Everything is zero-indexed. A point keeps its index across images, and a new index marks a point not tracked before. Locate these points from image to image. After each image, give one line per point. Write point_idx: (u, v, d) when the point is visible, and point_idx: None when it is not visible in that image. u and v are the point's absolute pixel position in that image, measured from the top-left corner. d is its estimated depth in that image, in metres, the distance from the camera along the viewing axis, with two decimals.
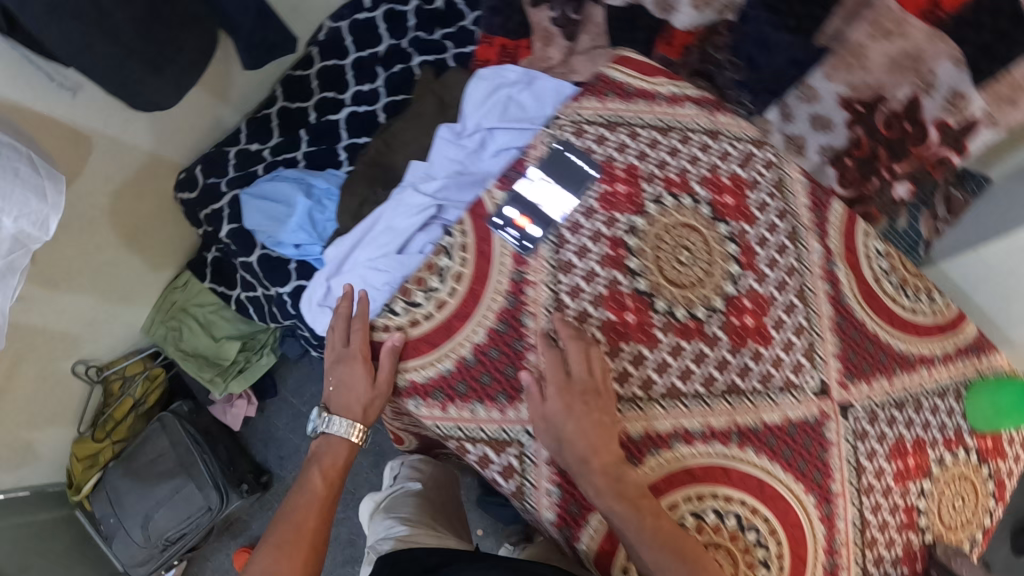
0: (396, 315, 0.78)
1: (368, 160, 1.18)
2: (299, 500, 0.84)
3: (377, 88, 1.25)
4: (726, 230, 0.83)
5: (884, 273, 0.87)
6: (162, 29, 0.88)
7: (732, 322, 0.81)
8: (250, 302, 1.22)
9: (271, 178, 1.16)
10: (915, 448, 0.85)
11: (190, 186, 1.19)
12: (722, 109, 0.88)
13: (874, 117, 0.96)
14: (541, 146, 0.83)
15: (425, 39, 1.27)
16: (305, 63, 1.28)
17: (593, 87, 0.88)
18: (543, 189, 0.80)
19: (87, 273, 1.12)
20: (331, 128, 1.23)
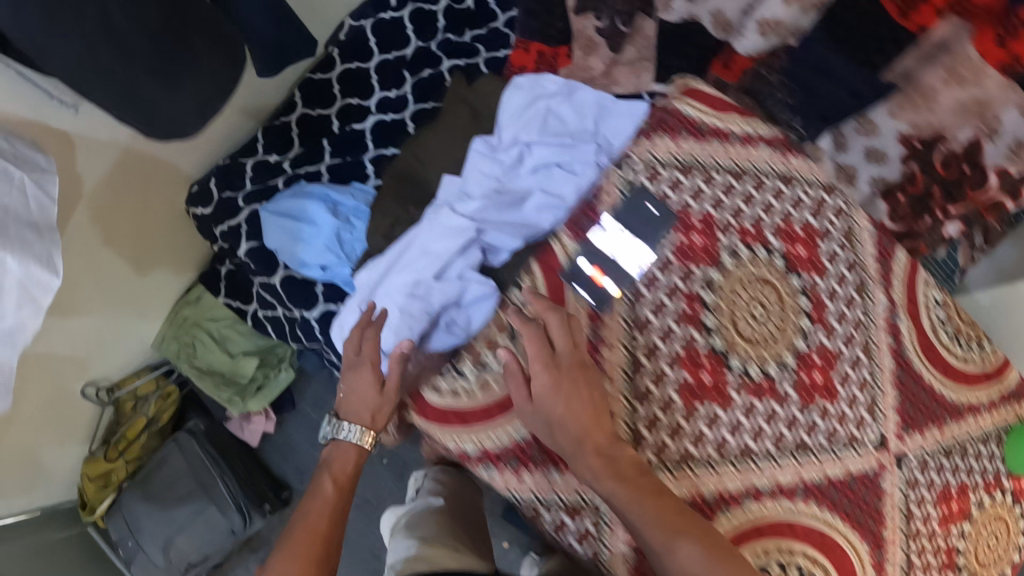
0: (463, 378, 0.73)
1: (398, 174, 1.13)
2: (310, 504, 0.86)
3: (405, 95, 1.20)
4: (799, 283, 0.81)
5: (940, 322, 0.89)
6: (182, 45, 0.76)
7: (803, 380, 0.80)
8: (269, 320, 1.19)
9: (292, 195, 1.10)
10: (958, 493, 0.88)
11: (203, 201, 1.13)
12: (794, 151, 0.85)
13: (931, 155, 0.95)
14: (614, 192, 0.78)
15: (456, 41, 1.24)
16: (325, 65, 1.23)
17: (665, 123, 0.82)
18: (618, 240, 0.75)
19: (97, 293, 1.08)
20: (356, 138, 1.18)
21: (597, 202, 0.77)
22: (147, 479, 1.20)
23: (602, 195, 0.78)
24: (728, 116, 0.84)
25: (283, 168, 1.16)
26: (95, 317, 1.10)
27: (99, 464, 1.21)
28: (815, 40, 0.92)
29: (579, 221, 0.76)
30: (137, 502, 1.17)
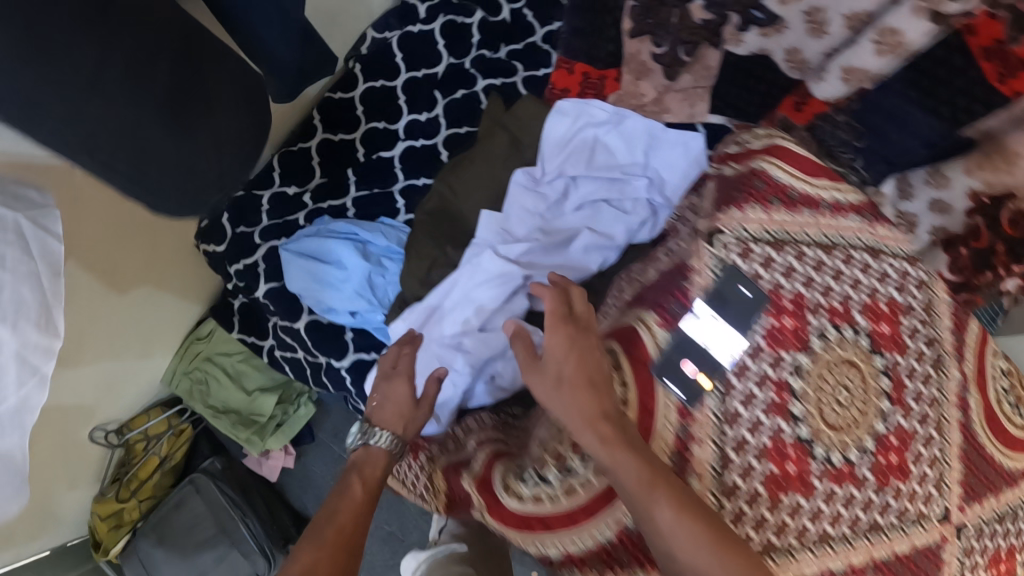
0: (548, 485, 0.68)
1: (431, 209, 1.06)
2: (337, 502, 0.76)
3: (437, 116, 1.14)
4: (882, 363, 0.79)
5: (1004, 392, 0.89)
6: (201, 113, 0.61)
7: (880, 462, 0.79)
8: (289, 359, 1.10)
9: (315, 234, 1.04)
10: (1006, 555, 0.87)
11: (217, 238, 1.06)
12: (882, 220, 0.81)
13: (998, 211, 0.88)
14: (705, 271, 0.72)
15: (491, 57, 1.17)
16: (348, 86, 1.16)
17: (755, 190, 0.77)
18: (712, 329, 0.70)
19: (103, 335, 0.99)
20: (384, 167, 1.12)
21: (688, 284, 0.72)
22: (165, 525, 1.15)
23: (693, 275, 0.73)
24: (827, 182, 0.80)
25: (303, 201, 1.10)
26: (101, 363, 1.02)
27: (110, 505, 1.13)
28: (893, 87, 0.87)
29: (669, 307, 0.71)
30: (155, 549, 1.13)
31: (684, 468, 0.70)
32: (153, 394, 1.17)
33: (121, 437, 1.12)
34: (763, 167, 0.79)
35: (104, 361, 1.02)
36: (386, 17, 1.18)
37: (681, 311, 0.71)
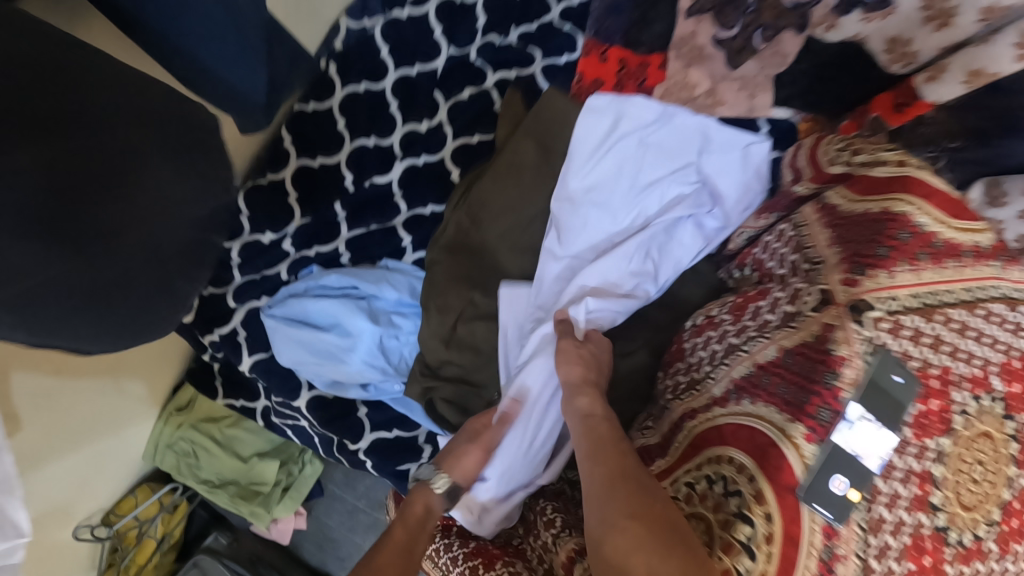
0: None
1: (448, 248, 0.89)
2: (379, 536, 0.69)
3: (442, 121, 0.96)
4: (1013, 427, 0.70)
5: None
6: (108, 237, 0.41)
7: (1004, 530, 0.71)
8: (291, 426, 0.94)
9: (315, 295, 0.86)
10: None
11: None
12: None
13: None
14: (857, 362, 0.61)
15: (501, 43, 0.98)
16: (322, 93, 0.96)
17: (903, 245, 0.64)
18: (868, 437, 0.59)
19: (67, 434, 0.79)
20: (383, 197, 0.94)
21: (837, 381, 0.61)
22: None
23: (843, 367, 0.62)
24: (968, 224, 0.68)
25: (284, 249, 0.92)
26: (79, 455, 0.83)
27: None
28: None
29: (818, 414, 0.60)
30: None
31: None
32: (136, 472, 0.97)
33: (110, 528, 0.92)
34: (907, 211, 0.66)
35: (85, 450, 0.84)
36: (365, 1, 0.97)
37: (831, 419, 0.60)
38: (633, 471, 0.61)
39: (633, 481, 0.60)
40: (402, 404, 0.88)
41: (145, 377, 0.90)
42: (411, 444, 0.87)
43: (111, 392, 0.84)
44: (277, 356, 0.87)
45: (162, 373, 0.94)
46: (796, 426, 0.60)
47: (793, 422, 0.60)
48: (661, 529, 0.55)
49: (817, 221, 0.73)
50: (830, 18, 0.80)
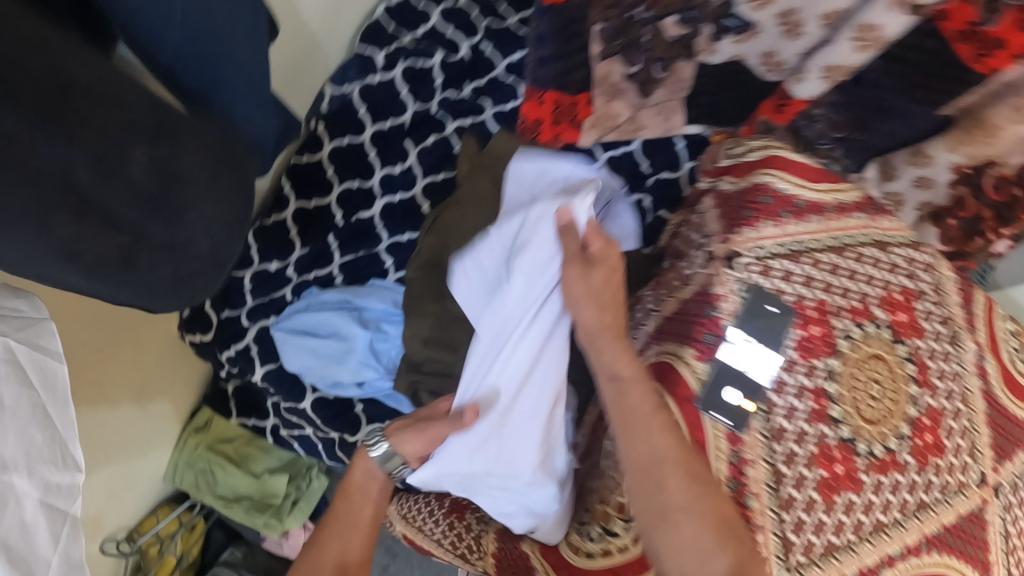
0: (593, 539, 0.72)
1: (428, 267, 0.96)
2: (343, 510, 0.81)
3: (412, 166, 1.08)
4: (905, 350, 0.81)
5: (1014, 351, 0.93)
6: (183, 208, 0.58)
7: (917, 444, 0.81)
8: (297, 437, 1.04)
9: (311, 309, 0.97)
10: None
11: (202, 326, 1.00)
12: (883, 214, 0.85)
13: (980, 179, 0.96)
14: (732, 297, 0.76)
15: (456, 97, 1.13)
16: (313, 146, 1.10)
17: (765, 207, 0.80)
18: (748, 353, 0.73)
19: (104, 444, 0.87)
20: (367, 228, 1.06)
21: (717, 312, 0.76)
22: None
23: (721, 302, 0.76)
24: (829, 184, 0.84)
25: (287, 275, 1.03)
26: (110, 468, 0.89)
27: None
28: (881, 82, 0.92)
29: (703, 338, 0.75)
30: None
31: (742, 493, 0.70)
32: (157, 495, 1.01)
33: (133, 543, 0.95)
34: (768, 180, 0.82)
35: (117, 463, 0.90)
36: (343, 67, 1.10)
37: (715, 341, 0.75)
38: (685, 456, 0.65)
39: (665, 459, 0.65)
40: (392, 401, 0.97)
41: (168, 397, 0.99)
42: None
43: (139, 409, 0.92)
44: (284, 364, 0.97)
45: (182, 397, 1.02)
46: (688, 350, 0.75)
47: (683, 346, 0.75)
48: (703, 512, 0.63)
49: (713, 207, 0.86)
50: (708, 45, 0.98)
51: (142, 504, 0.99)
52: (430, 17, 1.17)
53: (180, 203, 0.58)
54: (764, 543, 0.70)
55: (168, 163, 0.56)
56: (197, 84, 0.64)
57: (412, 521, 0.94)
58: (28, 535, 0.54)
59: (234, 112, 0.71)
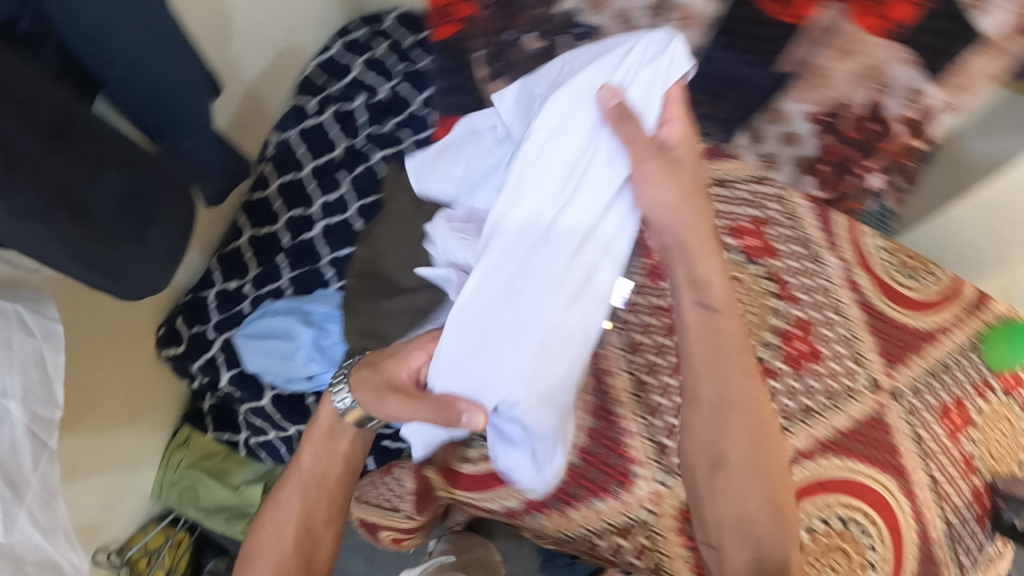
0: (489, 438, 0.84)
1: (362, 273, 1.05)
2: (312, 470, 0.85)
3: (344, 195, 1.07)
4: (759, 270, 0.95)
5: (890, 265, 0.96)
6: (150, 215, 0.75)
7: (789, 352, 0.90)
8: (264, 445, 1.11)
9: (262, 314, 1.03)
10: (956, 407, 0.94)
11: (172, 340, 1.03)
12: (727, 158, 1.02)
13: (840, 124, 0.98)
14: None
15: (379, 132, 1.10)
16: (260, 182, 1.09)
17: None
18: None
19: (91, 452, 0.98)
20: (307, 249, 1.06)
21: None
22: None
23: None
24: None
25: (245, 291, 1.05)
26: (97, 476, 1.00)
27: None
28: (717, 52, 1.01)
29: None
30: None
31: (608, 399, 0.80)
32: (145, 512, 1.14)
33: (123, 555, 1.08)
34: None
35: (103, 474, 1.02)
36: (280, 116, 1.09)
37: None
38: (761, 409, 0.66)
39: (741, 407, 0.65)
40: None
41: (151, 418, 1.09)
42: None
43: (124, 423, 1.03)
44: (245, 366, 1.04)
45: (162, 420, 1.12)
46: None
47: None
48: (761, 468, 0.65)
49: None
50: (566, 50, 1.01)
51: (132, 521, 1.11)
52: (352, 66, 1.14)
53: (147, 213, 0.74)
54: (634, 445, 0.78)
55: (138, 183, 0.72)
56: (159, 123, 0.81)
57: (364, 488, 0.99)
58: (17, 454, 0.67)
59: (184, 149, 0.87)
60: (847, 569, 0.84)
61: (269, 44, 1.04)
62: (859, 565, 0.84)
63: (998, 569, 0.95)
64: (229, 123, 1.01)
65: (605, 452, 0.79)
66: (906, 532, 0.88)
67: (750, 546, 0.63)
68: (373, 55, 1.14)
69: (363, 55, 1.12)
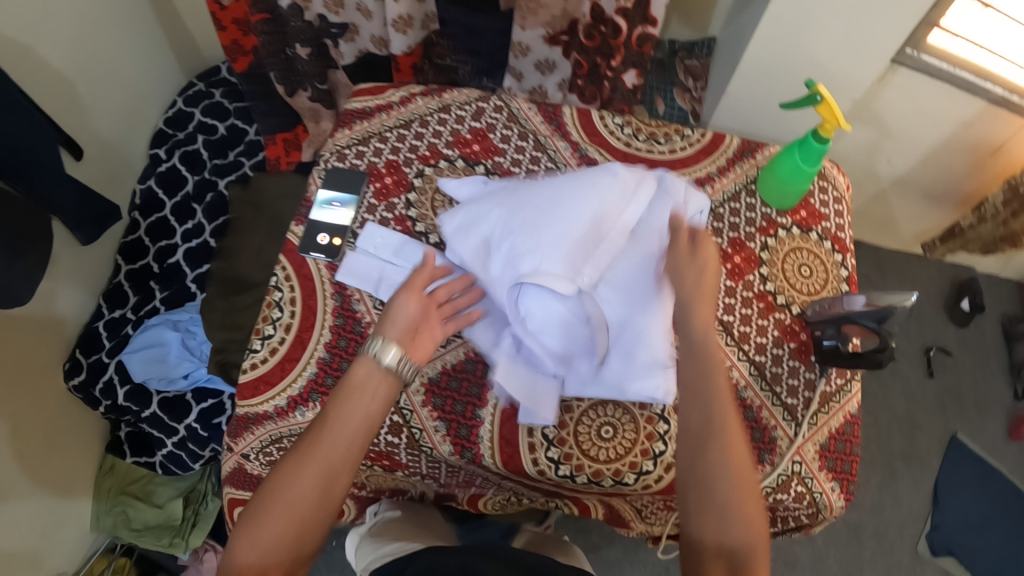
0: (257, 351, 0.84)
1: (220, 280, 1.17)
2: (332, 429, 0.63)
3: (200, 221, 1.30)
4: (484, 169, 0.94)
5: (630, 136, 0.98)
6: (12, 237, 0.95)
7: None
8: (166, 452, 1.23)
9: (141, 330, 1.19)
10: (735, 248, 0.92)
11: (74, 369, 1.17)
12: (446, 88, 1.00)
13: (579, 38, 1.08)
14: (315, 179, 0.93)
15: (223, 163, 1.34)
16: (133, 229, 1.29)
17: (341, 121, 0.98)
18: (337, 213, 0.91)
19: (26, 478, 1.08)
20: (175, 270, 1.26)
21: (306, 195, 0.93)
22: None
23: (310, 187, 0.93)
24: (384, 92, 1.00)
25: (128, 316, 1.22)
26: (35, 503, 1.09)
27: None
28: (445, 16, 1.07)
29: (300, 211, 0.92)
30: None
31: (348, 300, 0.86)
32: (87, 545, 1.25)
33: None
34: (355, 105, 0.98)
35: (39, 501, 1.10)
36: (142, 172, 1.33)
37: (308, 210, 0.92)
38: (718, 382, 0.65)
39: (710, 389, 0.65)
40: (211, 382, 1.17)
41: (75, 448, 1.20)
42: (219, 404, 1.19)
43: (52, 452, 1.14)
44: (132, 379, 1.17)
45: (86, 452, 1.23)
46: (292, 223, 0.92)
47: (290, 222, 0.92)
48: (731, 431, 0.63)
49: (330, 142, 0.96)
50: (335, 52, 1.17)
51: (76, 552, 1.22)
52: (193, 115, 1.38)
53: (6, 236, 0.94)
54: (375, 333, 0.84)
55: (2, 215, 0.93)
56: (24, 175, 0.99)
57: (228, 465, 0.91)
58: None
59: (51, 194, 1.04)
60: (633, 433, 0.81)
61: (118, 110, 1.25)
62: (648, 435, 0.81)
63: (838, 406, 0.87)
64: (99, 179, 1.22)
65: (350, 345, 0.84)
66: None
67: (722, 527, 0.59)
68: (209, 103, 1.38)
69: (200, 106, 1.36)
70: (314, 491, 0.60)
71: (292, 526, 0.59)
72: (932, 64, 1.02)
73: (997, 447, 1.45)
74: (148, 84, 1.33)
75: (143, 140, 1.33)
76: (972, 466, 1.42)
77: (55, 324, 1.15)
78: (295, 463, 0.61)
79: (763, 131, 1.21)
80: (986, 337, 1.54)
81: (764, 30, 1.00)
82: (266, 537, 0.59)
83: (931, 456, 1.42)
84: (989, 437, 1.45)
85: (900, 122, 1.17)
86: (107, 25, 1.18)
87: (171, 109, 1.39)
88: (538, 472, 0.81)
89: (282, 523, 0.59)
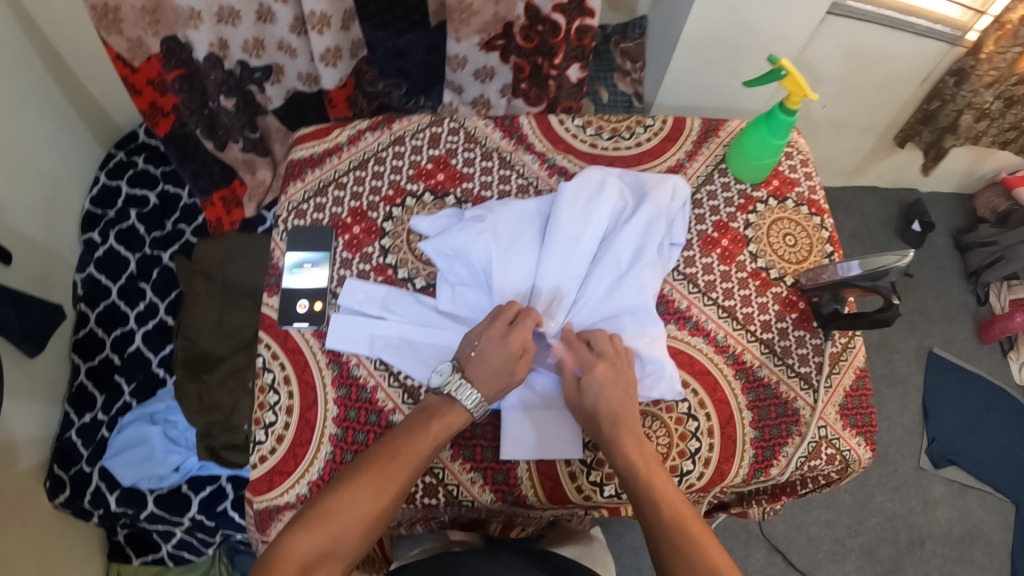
0: (263, 443, 0.78)
1: (184, 360, 1.09)
2: (394, 446, 0.68)
3: (152, 301, 1.23)
4: (454, 199, 0.90)
5: (593, 136, 0.95)
6: None
7: None
8: (177, 545, 1.16)
9: (119, 431, 1.12)
10: (721, 232, 0.92)
11: (57, 488, 1.08)
12: (394, 119, 0.95)
13: (515, 41, 1.05)
14: (279, 245, 0.87)
15: (162, 234, 1.28)
16: (82, 323, 1.20)
17: (290, 174, 0.92)
18: (309, 276, 0.86)
19: None
20: (139, 358, 1.19)
21: (273, 262, 0.87)
22: None
23: (274, 253, 0.87)
24: (328, 135, 0.94)
25: (99, 418, 1.15)
26: None
27: None
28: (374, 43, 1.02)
29: (271, 280, 0.86)
30: None
31: (346, 366, 0.82)
32: None
33: None
34: (301, 154, 0.92)
35: None
36: (78, 260, 1.23)
37: (278, 278, 0.86)
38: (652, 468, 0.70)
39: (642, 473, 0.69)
40: (206, 467, 1.10)
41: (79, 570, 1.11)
42: (219, 489, 1.10)
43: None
44: (121, 483, 1.09)
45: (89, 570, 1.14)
46: (265, 296, 0.85)
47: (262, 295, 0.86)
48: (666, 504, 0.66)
49: (283, 201, 0.90)
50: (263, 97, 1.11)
51: None
52: (119, 189, 1.30)
53: None
54: (385, 397, 0.80)
55: None
56: None
57: (259, 553, 0.84)
58: None
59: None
60: (666, 441, 0.81)
61: (39, 199, 1.14)
62: (681, 436, 0.81)
63: (847, 363, 0.88)
64: (34, 278, 1.12)
65: (360, 413, 0.80)
66: (721, 376, 0.85)
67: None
68: (132, 174, 1.29)
69: (125, 180, 1.28)
70: (358, 521, 0.63)
71: (343, 524, 0.62)
72: (858, 8, 1.07)
73: (971, 351, 1.52)
74: (66, 164, 1.22)
75: (71, 225, 1.23)
76: (952, 376, 1.48)
77: (22, 449, 1.04)
78: (363, 481, 0.65)
79: (708, 103, 1.21)
80: (939, 251, 1.60)
81: (701, 9, 0.99)
82: (306, 541, 0.61)
83: (913, 373, 1.48)
84: (960, 342, 1.52)
85: (839, 68, 1.21)
86: (12, 110, 1.07)
87: (94, 187, 1.29)
88: (584, 498, 0.78)
89: (322, 533, 0.61)
